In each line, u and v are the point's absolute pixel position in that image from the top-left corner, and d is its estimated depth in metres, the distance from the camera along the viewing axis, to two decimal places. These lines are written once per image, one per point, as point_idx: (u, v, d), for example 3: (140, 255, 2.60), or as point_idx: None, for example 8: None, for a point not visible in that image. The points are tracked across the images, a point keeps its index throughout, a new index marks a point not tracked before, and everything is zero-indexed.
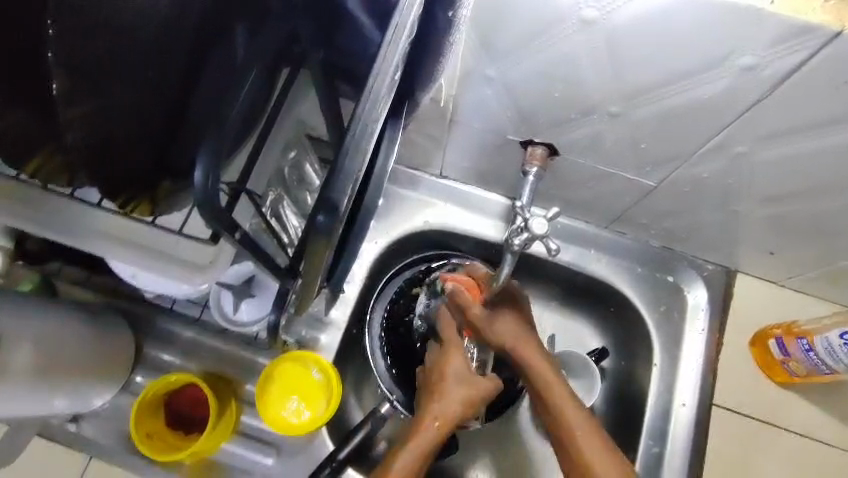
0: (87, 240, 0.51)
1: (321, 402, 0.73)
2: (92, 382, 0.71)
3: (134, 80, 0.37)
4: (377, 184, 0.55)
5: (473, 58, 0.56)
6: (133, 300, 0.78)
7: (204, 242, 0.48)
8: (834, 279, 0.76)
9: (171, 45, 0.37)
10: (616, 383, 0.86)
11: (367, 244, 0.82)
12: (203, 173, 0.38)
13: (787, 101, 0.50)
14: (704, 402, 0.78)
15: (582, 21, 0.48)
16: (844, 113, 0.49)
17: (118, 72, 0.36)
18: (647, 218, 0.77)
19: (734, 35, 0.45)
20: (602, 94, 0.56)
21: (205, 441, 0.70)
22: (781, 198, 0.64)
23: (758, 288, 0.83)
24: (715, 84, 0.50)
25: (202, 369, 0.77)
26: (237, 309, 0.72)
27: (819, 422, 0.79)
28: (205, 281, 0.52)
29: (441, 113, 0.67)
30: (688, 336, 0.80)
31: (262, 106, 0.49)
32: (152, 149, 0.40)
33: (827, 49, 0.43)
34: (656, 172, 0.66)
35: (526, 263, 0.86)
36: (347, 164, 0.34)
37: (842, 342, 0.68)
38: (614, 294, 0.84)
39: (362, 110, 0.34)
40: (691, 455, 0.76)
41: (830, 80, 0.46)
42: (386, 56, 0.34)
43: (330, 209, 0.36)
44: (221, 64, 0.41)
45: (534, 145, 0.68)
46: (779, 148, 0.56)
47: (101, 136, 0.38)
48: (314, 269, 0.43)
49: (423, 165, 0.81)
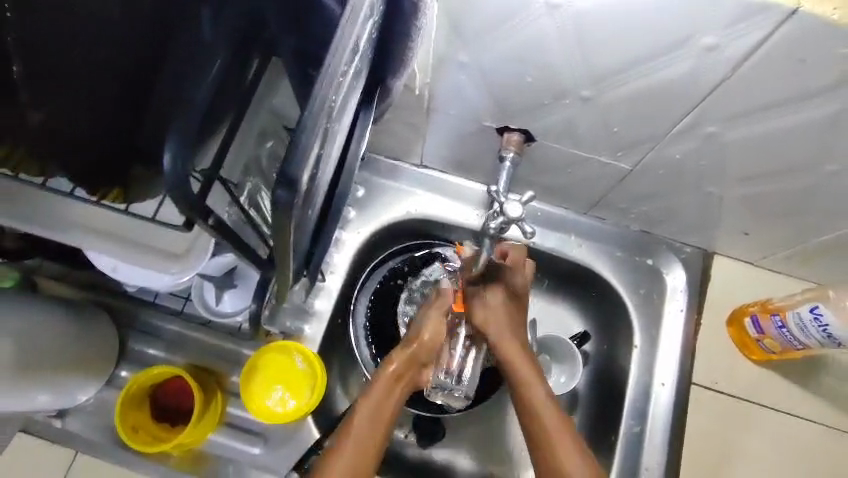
0: (57, 231, 0.51)
1: (305, 390, 0.74)
2: (74, 378, 0.72)
3: (87, 59, 0.39)
4: (350, 170, 0.56)
5: (445, 44, 0.57)
6: (116, 295, 0.78)
7: (178, 228, 0.45)
8: (809, 257, 0.78)
9: (123, 28, 0.40)
10: (599, 366, 0.87)
11: (349, 234, 0.82)
12: (171, 159, 0.38)
13: (748, 81, 0.51)
14: (683, 381, 0.79)
15: (548, 4, 0.49)
16: (805, 89, 0.50)
17: (71, 52, 0.39)
18: (625, 202, 0.78)
19: (695, 15, 0.46)
20: (571, 78, 0.57)
21: (190, 433, 0.70)
22: (751, 178, 0.65)
23: (734, 269, 0.85)
24: (681, 65, 0.51)
25: (187, 362, 0.77)
26: (219, 300, 0.72)
27: (798, 399, 0.80)
28: (179, 270, 0.53)
29: (418, 101, 0.67)
30: (666, 318, 0.81)
31: (231, 98, 0.49)
32: (111, 133, 0.42)
33: (783, 27, 0.45)
34: (629, 155, 0.67)
35: (507, 250, 0.87)
36: (304, 136, 0.29)
37: (812, 316, 0.69)
38: (595, 278, 0.85)
39: (320, 85, 0.30)
40: (671, 433, 0.77)
41: (789, 58, 0.47)
42: (342, 35, 0.31)
43: (287, 183, 0.29)
44: (187, 51, 0.42)
45: (511, 131, 0.69)
46: (745, 127, 0.57)
47: (59, 116, 0.40)
48: (283, 255, 0.39)
49: (402, 155, 0.82)
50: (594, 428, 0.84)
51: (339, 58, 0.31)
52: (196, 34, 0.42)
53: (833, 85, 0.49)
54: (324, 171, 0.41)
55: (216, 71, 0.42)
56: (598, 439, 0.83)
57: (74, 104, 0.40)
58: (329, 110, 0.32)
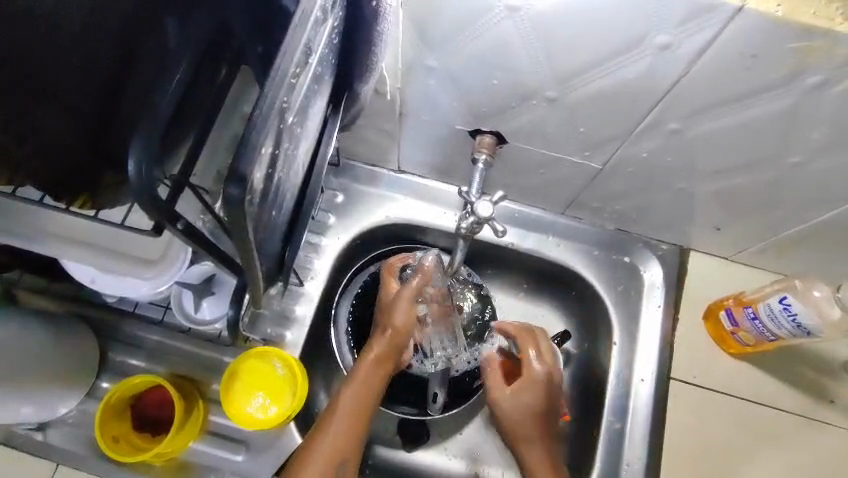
0: (32, 241, 0.52)
1: (287, 396, 0.74)
2: (55, 389, 0.72)
3: (61, 65, 0.40)
4: (320, 175, 0.56)
5: (412, 50, 0.58)
6: (96, 307, 0.78)
7: (146, 233, 0.46)
8: (780, 250, 0.79)
9: (91, 37, 0.40)
10: (581, 364, 0.88)
11: (329, 239, 0.83)
12: (135, 165, 0.40)
13: (703, 78, 0.53)
14: (662, 376, 0.80)
15: (507, 7, 0.50)
16: (759, 83, 0.52)
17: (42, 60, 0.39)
18: (600, 201, 0.79)
19: (646, 16, 0.48)
20: (536, 79, 0.58)
21: (171, 442, 0.70)
22: (717, 172, 0.66)
23: (709, 264, 0.86)
24: (640, 63, 0.53)
25: (169, 371, 0.77)
26: (198, 307, 0.72)
27: (776, 391, 0.81)
28: (153, 274, 0.56)
29: (391, 106, 0.69)
30: (644, 313, 0.82)
31: (201, 106, 0.50)
32: (84, 140, 0.43)
33: (732, 23, 0.46)
34: (598, 154, 0.68)
35: (486, 252, 0.88)
36: (254, 133, 0.29)
37: (782, 306, 0.70)
38: (573, 277, 0.86)
39: (270, 87, 0.30)
40: (652, 428, 0.78)
41: (740, 54, 0.49)
42: (293, 37, 0.32)
43: (239, 180, 0.29)
44: (153, 54, 0.44)
45: (483, 134, 0.70)
46: (707, 122, 0.58)
47: (27, 120, 0.40)
48: (246, 256, 0.39)
49: (380, 161, 0.83)
50: (578, 427, 0.84)
51: (289, 60, 0.32)
52: (161, 42, 0.44)
53: (784, 79, 0.50)
54: (287, 172, 0.42)
55: (180, 79, 0.43)
56: (581, 437, 0.83)
57: (40, 113, 0.40)
58: (282, 111, 0.32)
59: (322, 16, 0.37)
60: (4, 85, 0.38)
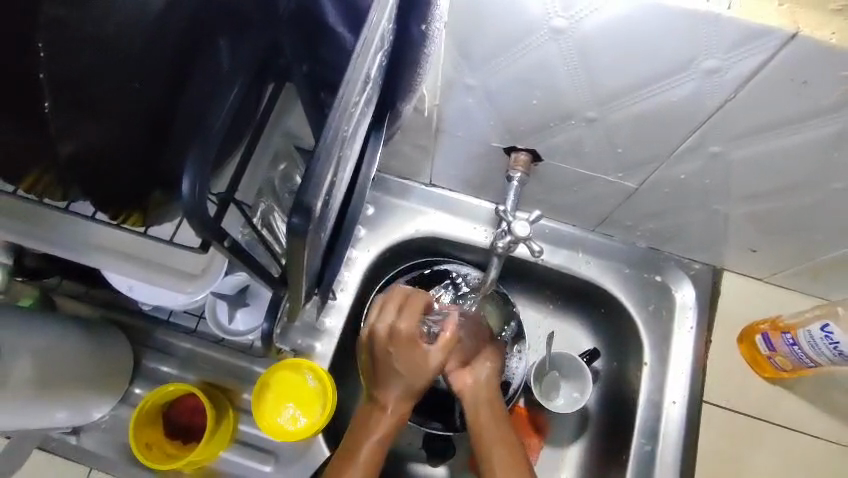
0: (83, 256, 0.54)
1: (316, 408, 0.74)
2: (91, 397, 0.73)
3: (107, 87, 0.40)
4: (360, 194, 0.57)
5: (452, 67, 0.58)
6: (130, 313, 0.80)
7: (193, 250, 0.47)
8: (820, 273, 0.77)
9: (151, 57, 0.41)
10: (609, 383, 0.87)
11: (359, 252, 0.83)
12: (190, 182, 0.40)
13: (750, 101, 0.52)
14: (694, 399, 0.79)
15: (553, 29, 0.50)
16: (807, 109, 0.51)
17: (88, 80, 0.39)
18: (633, 219, 0.78)
19: (695, 41, 0.47)
20: (577, 98, 0.58)
21: (202, 451, 0.71)
22: (759, 195, 0.65)
23: (743, 285, 0.85)
24: (686, 86, 0.52)
25: (199, 379, 0.78)
26: (231, 318, 0.73)
27: (811, 418, 0.79)
28: (194, 290, 0.56)
29: (426, 122, 0.69)
30: (676, 334, 0.81)
31: (246, 122, 0.51)
32: (136, 160, 0.44)
33: (785, 50, 0.45)
34: (634, 174, 0.68)
35: (515, 267, 0.88)
36: (315, 163, 0.30)
37: (824, 334, 0.69)
38: (603, 295, 0.85)
39: (333, 117, 0.31)
40: (682, 452, 0.77)
41: (791, 79, 0.48)
42: (355, 67, 0.33)
43: (303, 211, 0.30)
44: (208, 75, 0.45)
45: (518, 151, 0.70)
46: (751, 145, 0.57)
47: (88, 141, 0.41)
48: (296, 277, 0.40)
49: (411, 174, 0.84)
50: (606, 447, 0.83)
51: (351, 90, 0.32)
52: (215, 66, 0.46)
53: (835, 105, 0.49)
54: (337, 194, 0.43)
55: (234, 98, 0.46)
56: (609, 459, 0.82)
57: (101, 138, 0.41)
58: (341, 140, 0.33)
59: (378, 42, 0.38)
60: (68, 107, 0.39)
